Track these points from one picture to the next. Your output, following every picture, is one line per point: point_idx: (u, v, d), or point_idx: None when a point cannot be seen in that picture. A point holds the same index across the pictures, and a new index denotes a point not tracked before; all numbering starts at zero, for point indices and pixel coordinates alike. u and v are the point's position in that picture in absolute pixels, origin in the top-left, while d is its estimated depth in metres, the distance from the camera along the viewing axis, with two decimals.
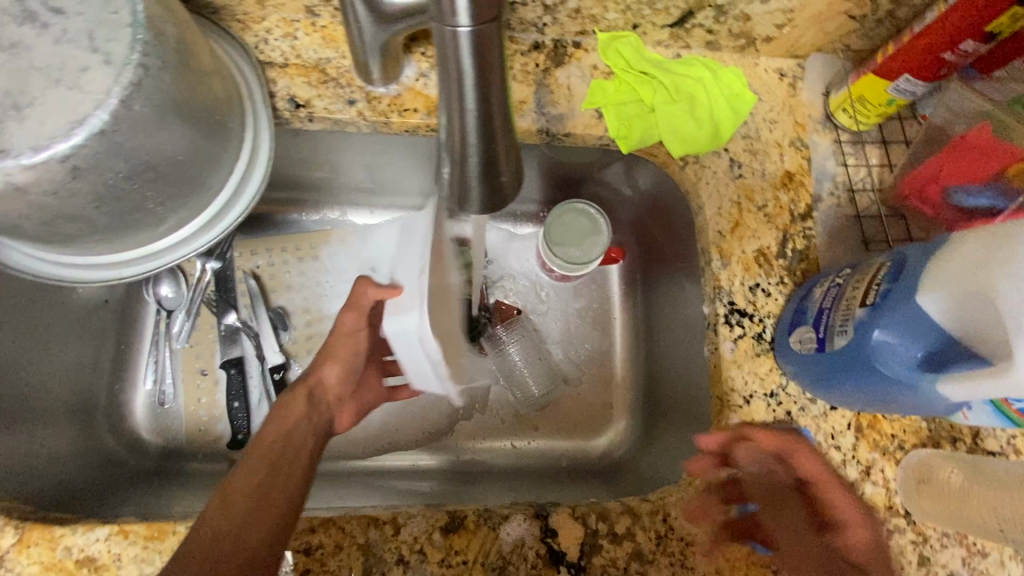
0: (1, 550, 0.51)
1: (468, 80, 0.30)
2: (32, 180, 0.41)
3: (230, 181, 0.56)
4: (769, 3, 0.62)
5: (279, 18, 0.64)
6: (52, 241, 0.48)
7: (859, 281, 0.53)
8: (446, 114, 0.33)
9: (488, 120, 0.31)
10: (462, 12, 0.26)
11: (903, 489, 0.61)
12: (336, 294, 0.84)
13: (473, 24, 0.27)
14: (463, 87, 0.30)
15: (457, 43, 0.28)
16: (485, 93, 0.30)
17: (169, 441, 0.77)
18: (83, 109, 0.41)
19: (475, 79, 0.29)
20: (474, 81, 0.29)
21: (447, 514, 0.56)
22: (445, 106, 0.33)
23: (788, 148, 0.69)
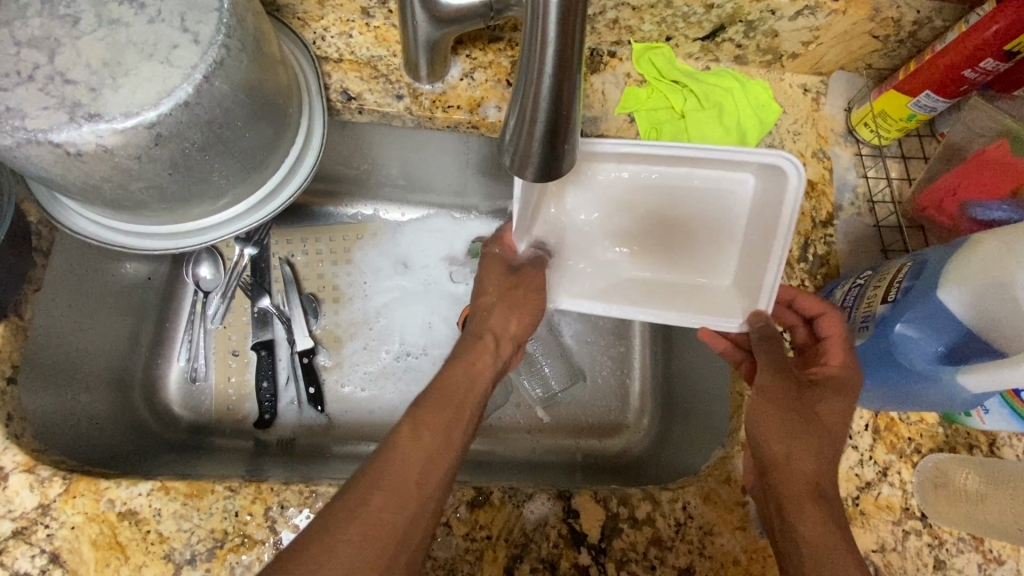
0: (48, 499, 0.52)
1: (550, 48, 0.30)
2: (120, 143, 0.44)
3: (287, 161, 0.59)
4: (797, 21, 0.66)
5: (336, 18, 0.68)
6: (122, 205, 0.51)
7: (881, 280, 0.55)
8: (520, 88, 0.32)
9: (563, 93, 0.31)
10: None
11: (919, 492, 0.62)
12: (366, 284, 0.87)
13: None
14: (543, 57, 0.30)
15: (544, 13, 0.29)
16: (562, 66, 0.30)
17: (199, 416, 0.79)
18: (173, 81, 0.44)
19: (556, 51, 0.30)
20: (555, 52, 0.30)
21: (473, 489, 0.57)
22: (519, 79, 0.32)
23: (811, 159, 0.72)
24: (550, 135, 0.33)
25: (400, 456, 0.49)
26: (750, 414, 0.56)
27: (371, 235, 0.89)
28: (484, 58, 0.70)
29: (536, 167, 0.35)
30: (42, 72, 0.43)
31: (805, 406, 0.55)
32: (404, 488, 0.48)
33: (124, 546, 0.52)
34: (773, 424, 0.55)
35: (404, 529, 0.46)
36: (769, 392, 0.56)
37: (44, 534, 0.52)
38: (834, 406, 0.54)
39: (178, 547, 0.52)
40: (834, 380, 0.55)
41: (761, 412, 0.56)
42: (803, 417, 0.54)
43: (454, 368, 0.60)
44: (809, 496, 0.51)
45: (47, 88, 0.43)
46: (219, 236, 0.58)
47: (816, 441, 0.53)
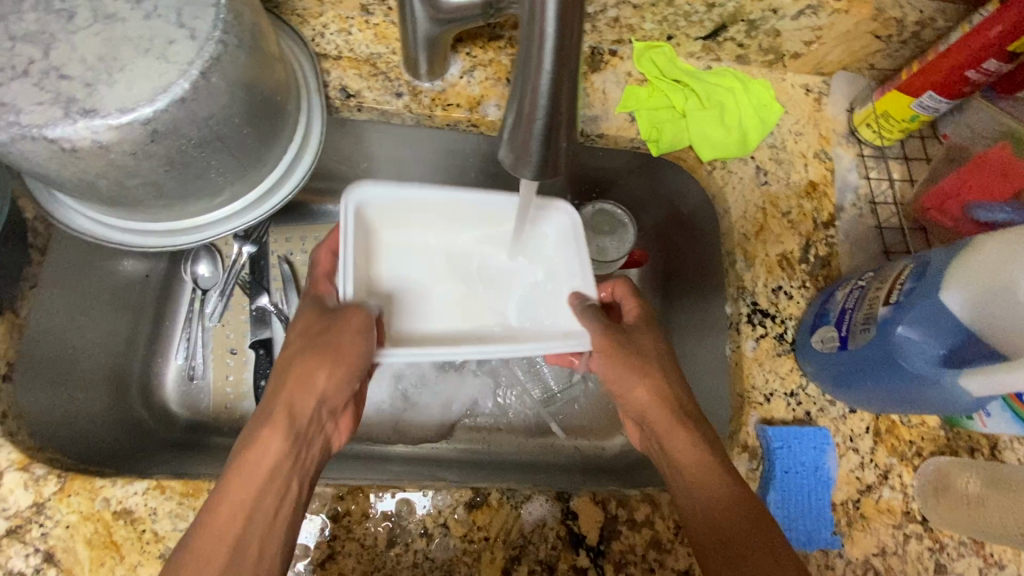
0: (42, 498, 0.52)
1: (549, 43, 0.30)
2: (116, 139, 0.44)
3: (285, 159, 0.58)
4: (799, 20, 0.66)
5: (336, 15, 0.68)
6: (120, 202, 0.51)
7: (883, 282, 0.55)
8: (519, 84, 0.32)
9: (561, 90, 0.31)
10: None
11: (920, 495, 0.62)
12: None
13: None
14: (542, 51, 0.30)
15: (544, 9, 0.29)
16: (561, 61, 0.30)
17: (196, 415, 0.78)
18: (169, 76, 0.44)
19: (554, 44, 0.30)
20: (553, 46, 0.30)
21: (471, 490, 0.57)
22: (518, 75, 0.32)
23: (812, 160, 0.71)
24: (548, 130, 0.32)
25: (234, 494, 0.47)
26: (606, 381, 0.60)
27: None
28: (484, 56, 0.69)
29: (534, 165, 0.34)
30: (38, 66, 0.43)
31: (660, 369, 0.58)
32: (257, 502, 0.47)
33: (119, 546, 0.52)
34: (642, 391, 0.57)
35: (277, 502, 0.48)
36: (625, 359, 0.58)
37: (38, 533, 0.51)
38: (657, 360, 0.59)
39: (173, 547, 0.52)
40: (640, 319, 0.62)
41: (619, 377, 0.58)
42: (646, 376, 0.58)
43: (317, 377, 0.54)
44: (718, 506, 0.51)
45: (43, 83, 0.43)
46: (217, 233, 0.57)
47: (677, 404, 0.57)
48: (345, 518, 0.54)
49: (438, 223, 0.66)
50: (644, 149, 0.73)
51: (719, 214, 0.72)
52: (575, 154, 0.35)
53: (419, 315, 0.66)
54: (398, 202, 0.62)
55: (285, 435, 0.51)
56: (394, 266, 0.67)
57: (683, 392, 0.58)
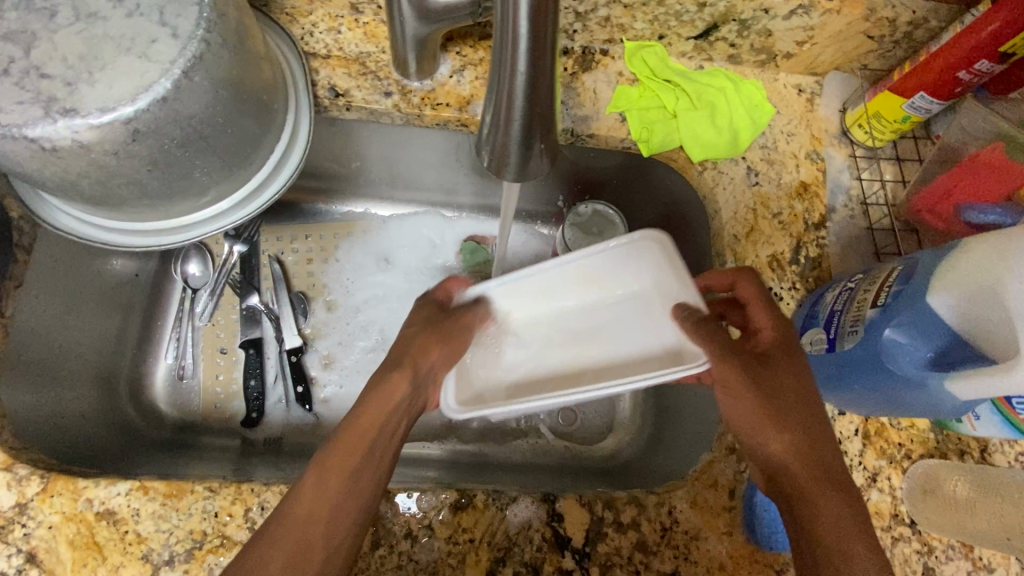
0: (25, 498, 0.52)
1: (522, 45, 0.29)
2: (96, 139, 0.44)
3: (272, 158, 0.58)
4: (791, 20, 0.66)
5: (325, 14, 0.68)
6: (104, 202, 0.51)
7: (871, 284, 0.54)
8: (494, 85, 0.31)
9: (537, 91, 0.30)
10: None
11: (909, 497, 0.62)
12: (356, 283, 0.86)
13: None
14: (516, 54, 0.29)
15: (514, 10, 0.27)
16: (537, 63, 0.30)
17: (185, 415, 0.78)
18: (151, 75, 0.44)
19: (529, 47, 0.29)
20: (528, 49, 0.29)
21: (456, 492, 0.57)
22: (494, 76, 0.31)
23: (804, 161, 0.71)
24: (527, 135, 0.32)
25: (314, 490, 0.47)
26: (732, 420, 0.54)
27: (360, 232, 0.89)
28: (474, 55, 0.69)
29: (514, 167, 0.34)
30: (18, 65, 0.43)
31: (795, 406, 0.52)
32: (337, 497, 0.47)
33: (101, 547, 0.51)
34: (780, 439, 0.51)
35: (350, 529, 0.47)
36: (766, 401, 0.52)
37: (21, 533, 0.51)
38: (799, 402, 0.52)
39: (156, 548, 0.52)
40: (777, 345, 0.55)
41: (749, 419, 0.53)
42: (779, 421, 0.51)
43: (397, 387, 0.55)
44: (827, 535, 0.46)
45: (22, 82, 0.42)
46: (202, 233, 0.57)
47: (816, 456, 0.51)
48: None
49: (538, 291, 0.68)
50: (636, 149, 0.73)
51: (709, 215, 0.71)
52: (554, 155, 0.35)
53: (502, 364, 0.67)
54: (528, 280, 0.67)
55: (363, 438, 0.50)
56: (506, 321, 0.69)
57: (817, 434, 0.51)
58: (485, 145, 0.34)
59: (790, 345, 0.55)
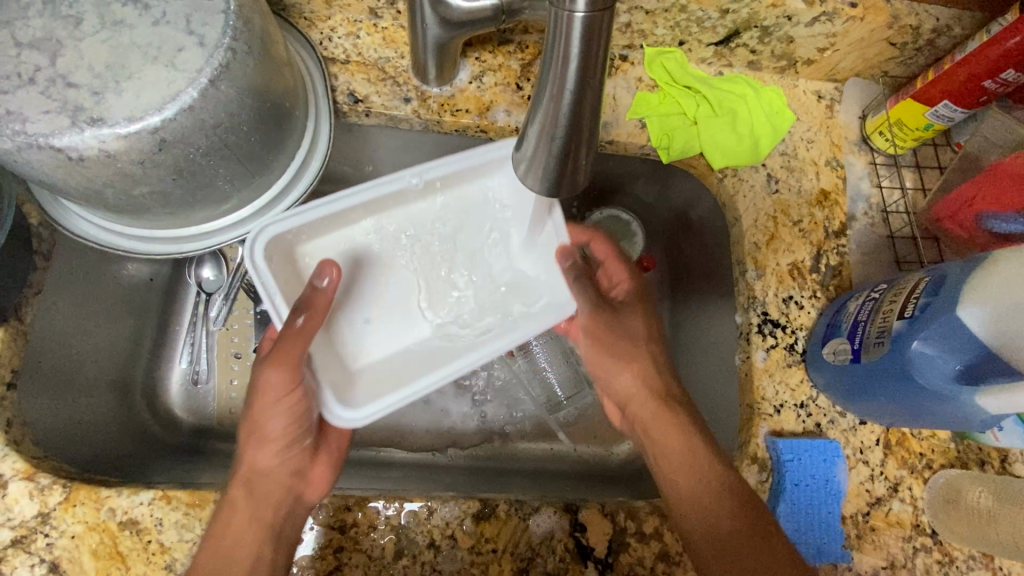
0: (48, 508, 0.52)
1: (572, 64, 0.29)
2: (123, 148, 0.43)
3: (292, 165, 0.58)
4: (814, 27, 0.65)
5: (344, 18, 0.67)
6: (126, 210, 0.50)
7: (897, 295, 0.54)
8: (539, 102, 0.31)
9: (583, 109, 0.30)
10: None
11: (930, 508, 0.61)
12: None
13: (588, 10, 0.27)
14: (564, 73, 0.29)
15: (568, 28, 0.28)
16: (584, 82, 0.29)
17: (201, 420, 0.78)
18: (179, 85, 0.43)
19: (578, 65, 0.29)
20: (577, 70, 0.29)
21: (478, 502, 0.56)
22: (538, 94, 0.31)
23: (824, 168, 0.70)
24: (565, 155, 0.32)
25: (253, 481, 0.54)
26: (596, 362, 0.65)
27: None
28: (493, 61, 0.69)
29: (549, 184, 0.34)
30: (44, 74, 0.42)
31: (643, 357, 0.64)
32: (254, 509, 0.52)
33: (125, 557, 0.51)
34: (626, 378, 0.63)
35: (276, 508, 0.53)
36: (612, 347, 0.63)
37: (44, 543, 0.51)
38: (623, 352, 0.64)
39: (179, 558, 0.52)
40: (630, 295, 0.66)
41: (604, 364, 0.64)
42: (633, 372, 0.63)
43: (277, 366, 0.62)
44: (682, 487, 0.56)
45: (49, 91, 0.42)
46: (223, 240, 0.56)
47: (658, 389, 0.62)
48: (353, 529, 0.54)
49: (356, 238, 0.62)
50: (654, 156, 0.72)
51: (729, 222, 0.71)
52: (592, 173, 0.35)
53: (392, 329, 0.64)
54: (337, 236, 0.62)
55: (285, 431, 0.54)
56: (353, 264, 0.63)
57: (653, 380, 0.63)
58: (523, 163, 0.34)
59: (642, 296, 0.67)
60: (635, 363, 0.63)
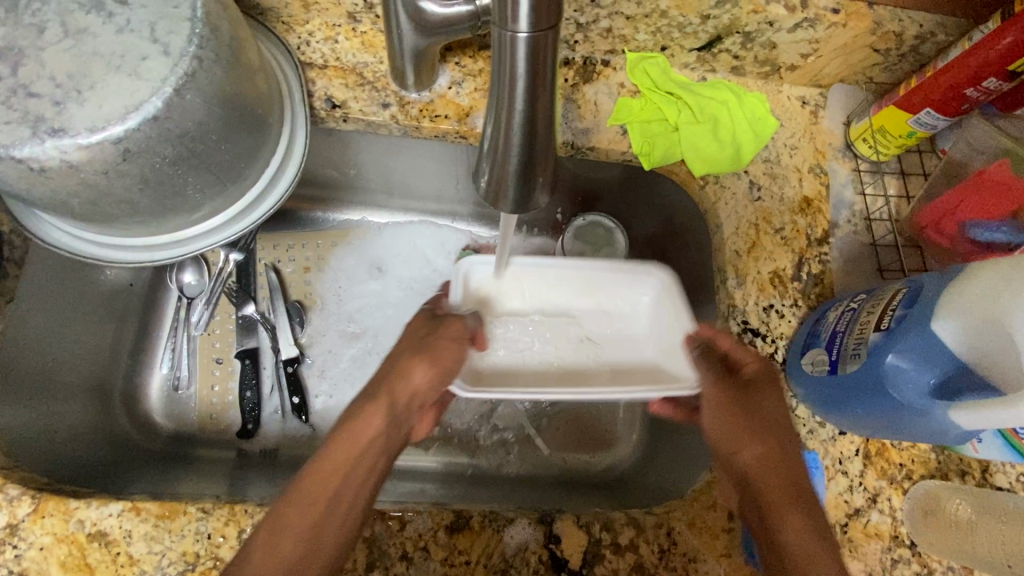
0: (17, 519, 0.51)
1: (520, 85, 0.28)
2: (85, 159, 0.43)
3: (266, 172, 0.57)
4: (796, 33, 0.64)
5: (322, 22, 0.66)
6: (95, 219, 0.50)
7: (874, 306, 0.54)
8: (491, 119, 0.31)
9: (535, 128, 0.30)
10: (523, 16, 0.26)
11: (909, 519, 0.61)
12: (351, 293, 0.85)
13: (531, 30, 0.26)
14: (514, 93, 0.29)
15: (513, 48, 0.27)
16: (533, 101, 0.29)
17: (180, 426, 0.77)
18: (143, 94, 0.43)
19: (526, 85, 0.28)
20: (525, 87, 0.28)
21: (453, 513, 0.56)
22: (492, 112, 0.31)
23: (807, 175, 0.70)
24: (524, 172, 0.32)
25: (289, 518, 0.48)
26: (714, 433, 0.60)
27: (358, 241, 0.88)
28: (473, 66, 0.68)
29: (511, 201, 0.34)
30: (5, 84, 0.41)
31: (775, 430, 0.57)
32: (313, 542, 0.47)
33: (93, 569, 0.51)
34: (750, 452, 0.57)
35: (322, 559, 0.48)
36: (739, 415, 0.58)
37: (12, 555, 0.50)
38: (743, 429, 0.57)
39: (149, 570, 0.51)
40: (760, 376, 0.60)
41: (730, 433, 0.58)
42: (769, 444, 0.56)
43: (375, 417, 0.55)
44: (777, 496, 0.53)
45: (9, 100, 0.41)
46: (197, 249, 0.56)
47: (772, 437, 0.57)
48: None
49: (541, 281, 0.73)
50: (636, 162, 0.72)
51: (712, 230, 0.70)
52: (553, 188, 0.34)
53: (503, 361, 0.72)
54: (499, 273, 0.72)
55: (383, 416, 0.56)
56: (529, 289, 0.74)
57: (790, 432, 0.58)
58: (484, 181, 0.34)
59: (771, 379, 0.60)
60: (765, 442, 0.57)
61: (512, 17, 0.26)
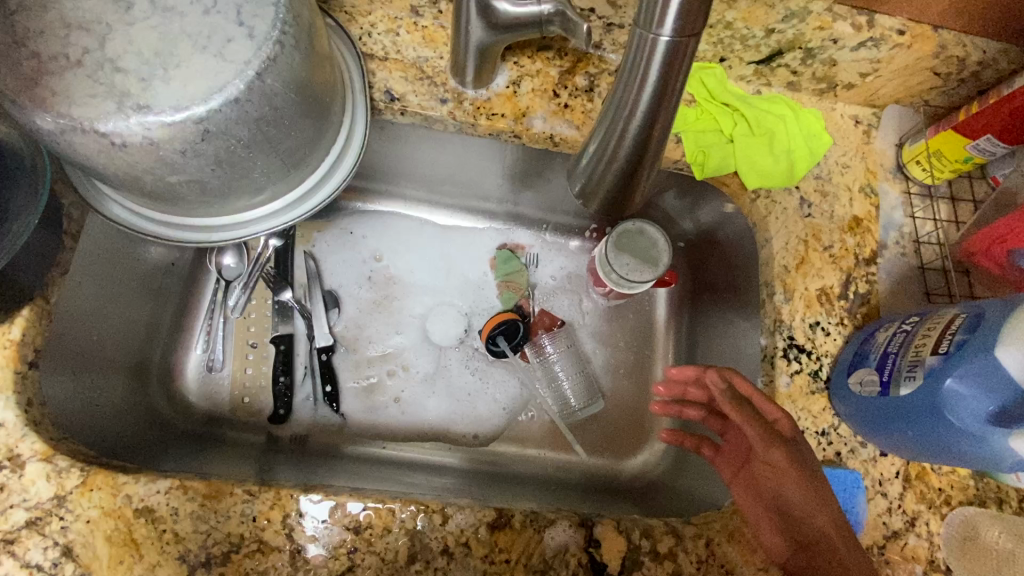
0: (64, 491, 0.52)
1: (650, 82, 0.37)
2: (167, 137, 0.43)
3: (326, 160, 0.57)
4: (859, 51, 0.64)
5: (384, 15, 0.67)
6: (160, 193, 0.49)
7: (930, 329, 0.54)
8: (617, 102, 0.40)
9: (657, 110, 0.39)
10: (668, 24, 0.34)
11: (946, 545, 0.60)
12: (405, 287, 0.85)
13: (674, 36, 0.35)
14: (643, 86, 0.38)
15: (654, 48, 0.35)
16: (661, 90, 0.38)
17: (213, 407, 0.78)
18: (287, 88, 0.47)
19: (656, 81, 0.37)
20: (659, 71, 0.37)
21: (494, 511, 0.56)
22: (613, 100, 0.41)
23: (858, 194, 0.70)
24: (637, 147, 0.42)
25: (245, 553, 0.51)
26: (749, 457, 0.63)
27: (397, 234, 0.87)
28: (531, 66, 0.68)
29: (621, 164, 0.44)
30: (92, 57, 0.41)
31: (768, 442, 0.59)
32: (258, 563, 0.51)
33: (138, 544, 0.51)
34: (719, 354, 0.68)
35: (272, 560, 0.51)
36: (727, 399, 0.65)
37: (59, 526, 0.51)
38: (787, 475, 0.58)
39: (193, 549, 0.51)
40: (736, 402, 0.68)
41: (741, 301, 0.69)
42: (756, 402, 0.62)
43: None
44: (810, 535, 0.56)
45: (96, 75, 0.41)
46: (255, 231, 0.55)
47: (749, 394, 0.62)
48: (367, 530, 0.54)
49: None
50: (687, 171, 0.72)
51: (759, 244, 0.71)
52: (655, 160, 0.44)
53: None
54: None
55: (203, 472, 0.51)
56: None
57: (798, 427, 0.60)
58: (592, 154, 0.45)
59: (744, 398, 0.63)
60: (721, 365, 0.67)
61: (660, 22, 0.34)
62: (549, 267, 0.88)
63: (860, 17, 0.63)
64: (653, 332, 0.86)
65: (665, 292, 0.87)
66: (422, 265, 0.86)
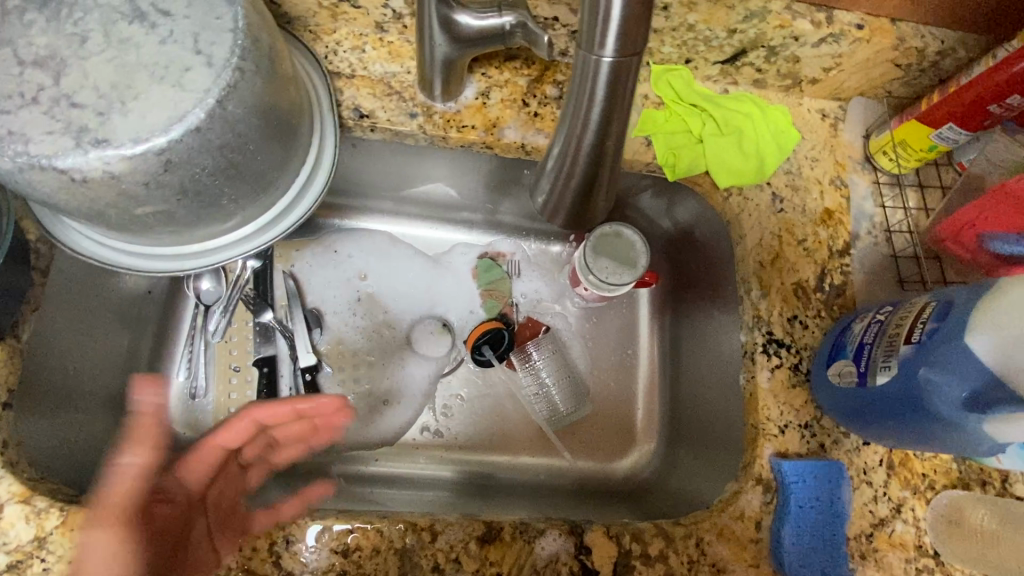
0: (45, 531, 0.51)
1: (603, 89, 0.38)
2: (127, 170, 0.42)
3: (297, 181, 0.56)
4: (820, 47, 0.65)
5: (349, 32, 0.67)
6: (128, 225, 0.49)
7: (903, 319, 0.55)
8: (574, 105, 0.41)
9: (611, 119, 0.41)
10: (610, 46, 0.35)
11: (932, 529, 0.60)
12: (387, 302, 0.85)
13: (616, 55, 0.36)
14: (596, 93, 0.39)
15: (600, 66, 0.37)
16: (613, 95, 0.39)
17: (198, 434, 0.77)
18: (247, 113, 0.47)
19: (607, 93, 0.39)
20: (608, 91, 0.38)
21: (483, 524, 0.56)
22: (571, 108, 0.42)
23: (828, 187, 0.71)
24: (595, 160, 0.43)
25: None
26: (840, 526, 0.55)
27: (376, 249, 0.87)
28: (499, 77, 0.68)
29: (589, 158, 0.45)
30: (47, 94, 0.41)
31: None
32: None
33: None
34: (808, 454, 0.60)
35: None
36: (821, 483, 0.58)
37: (41, 568, 0.50)
38: None
39: None
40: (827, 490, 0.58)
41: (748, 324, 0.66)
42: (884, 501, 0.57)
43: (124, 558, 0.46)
44: None
45: (52, 111, 0.41)
46: (227, 256, 0.54)
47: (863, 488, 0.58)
48: (355, 552, 0.54)
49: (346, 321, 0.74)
50: (659, 173, 0.72)
51: (734, 241, 0.71)
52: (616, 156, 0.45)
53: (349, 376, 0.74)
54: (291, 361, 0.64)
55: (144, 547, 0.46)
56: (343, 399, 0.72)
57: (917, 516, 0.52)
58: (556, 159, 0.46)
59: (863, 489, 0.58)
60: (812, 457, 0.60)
61: (602, 44, 0.36)
62: (531, 274, 0.88)
63: (819, 14, 0.64)
64: (637, 333, 0.87)
65: (647, 292, 0.88)
66: (402, 278, 0.86)
